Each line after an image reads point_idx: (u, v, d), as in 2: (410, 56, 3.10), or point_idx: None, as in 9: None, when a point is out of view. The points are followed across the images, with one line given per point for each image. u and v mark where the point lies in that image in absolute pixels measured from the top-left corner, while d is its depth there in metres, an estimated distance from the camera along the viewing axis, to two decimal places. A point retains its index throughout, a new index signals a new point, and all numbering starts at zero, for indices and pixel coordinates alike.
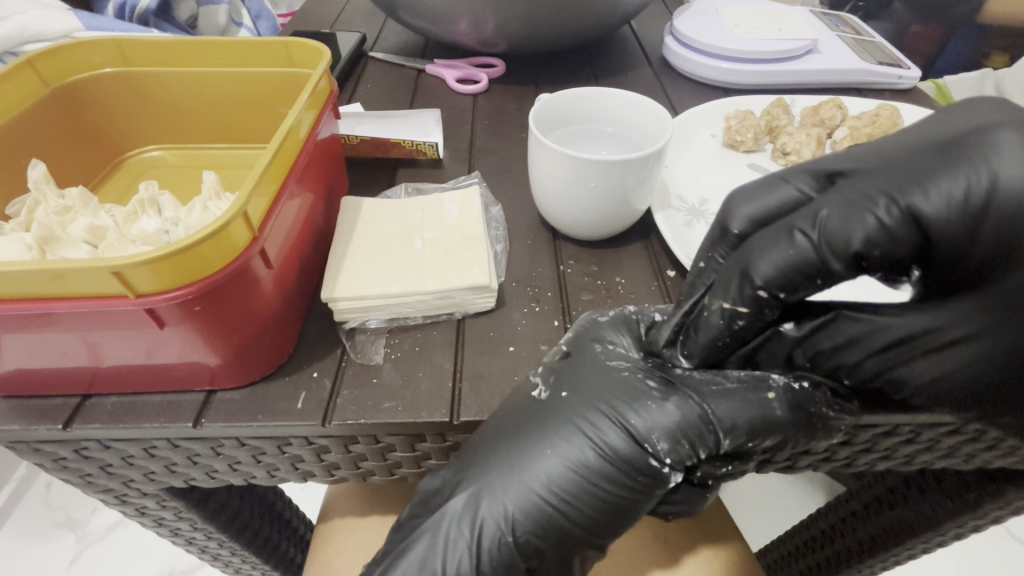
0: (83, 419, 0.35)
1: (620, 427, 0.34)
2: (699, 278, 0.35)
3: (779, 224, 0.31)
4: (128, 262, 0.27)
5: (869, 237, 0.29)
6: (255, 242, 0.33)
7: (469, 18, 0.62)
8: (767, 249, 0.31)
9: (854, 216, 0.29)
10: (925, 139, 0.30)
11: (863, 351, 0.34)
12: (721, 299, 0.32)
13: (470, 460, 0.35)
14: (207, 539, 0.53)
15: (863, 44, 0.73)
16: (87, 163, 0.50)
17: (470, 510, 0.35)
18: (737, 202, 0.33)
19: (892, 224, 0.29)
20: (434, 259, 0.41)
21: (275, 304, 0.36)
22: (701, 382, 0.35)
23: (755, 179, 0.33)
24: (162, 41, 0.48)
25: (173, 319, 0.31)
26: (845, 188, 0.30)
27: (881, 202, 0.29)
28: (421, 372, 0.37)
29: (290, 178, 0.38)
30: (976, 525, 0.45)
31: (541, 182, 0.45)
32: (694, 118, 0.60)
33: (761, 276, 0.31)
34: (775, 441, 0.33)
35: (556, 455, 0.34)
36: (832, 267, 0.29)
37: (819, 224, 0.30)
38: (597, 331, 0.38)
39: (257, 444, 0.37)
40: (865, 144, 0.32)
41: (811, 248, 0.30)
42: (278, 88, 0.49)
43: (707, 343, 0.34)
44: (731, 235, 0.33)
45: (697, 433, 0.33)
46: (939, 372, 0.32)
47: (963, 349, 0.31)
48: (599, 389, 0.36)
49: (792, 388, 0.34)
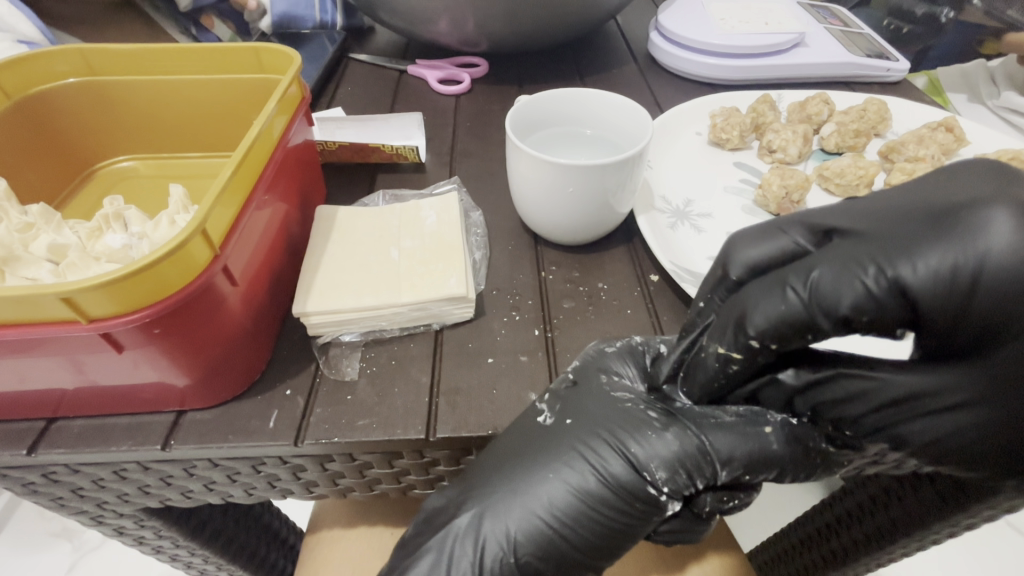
0: (48, 444, 0.34)
1: (621, 454, 0.33)
2: (698, 317, 0.33)
3: (773, 276, 0.28)
4: (80, 287, 0.26)
5: (858, 303, 0.26)
6: (217, 260, 0.32)
7: (449, 18, 0.61)
8: (760, 299, 0.28)
9: (845, 280, 0.26)
10: (917, 204, 0.26)
11: (864, 408, 0.29)
12: (717, 343, 0.30)
13: (475, 479, 0.34)
14: (191, 555, 0.52)
15: (851, 36, 0.72)
16: (55, 176, 0.49)
17: (473, 528, 0.33)
18: (737, 245, 0.30)
19: (880, 293, 0.25)
20: (409, 270, 0.40)
21: (245, 320, 0.35)
22: (701, 414, 0.33)
23: (757, 223, 0.31)
24: (127, 50, 0.46)
25: (132, 343, 0.30)
26: (839, 247, 0.27)
27: (870, 269, 0.26)
28: (396, 388, 0.36)
29: (257, 189, 0.37)
30: (971, 524, 0.43)
31: (520, 187, 0.44)
32: (679, 116, 0.59)
33: (754, 328, 0.28)
34: (773, 473, 0.33)
35: (558, 480, 0.33)
36: (822, 326, 0.27)
37: (811, 283, 0.27)
38: (602, 361, 0.36)
39: (230, 464, 0.36)
40: (860, 198, 0.29)
41: (802, 305, 0.27)
42: (249, 93, 0.48)
43: (704, 382, 0.32)
44: (729, 281, 0.30)
45: (695, 464, 0.32)
46: (938, 434, 0.28)
47: (965, 415, 0.27)
48: (603, 417, 0.34)
49: (790, 423, 0.33)
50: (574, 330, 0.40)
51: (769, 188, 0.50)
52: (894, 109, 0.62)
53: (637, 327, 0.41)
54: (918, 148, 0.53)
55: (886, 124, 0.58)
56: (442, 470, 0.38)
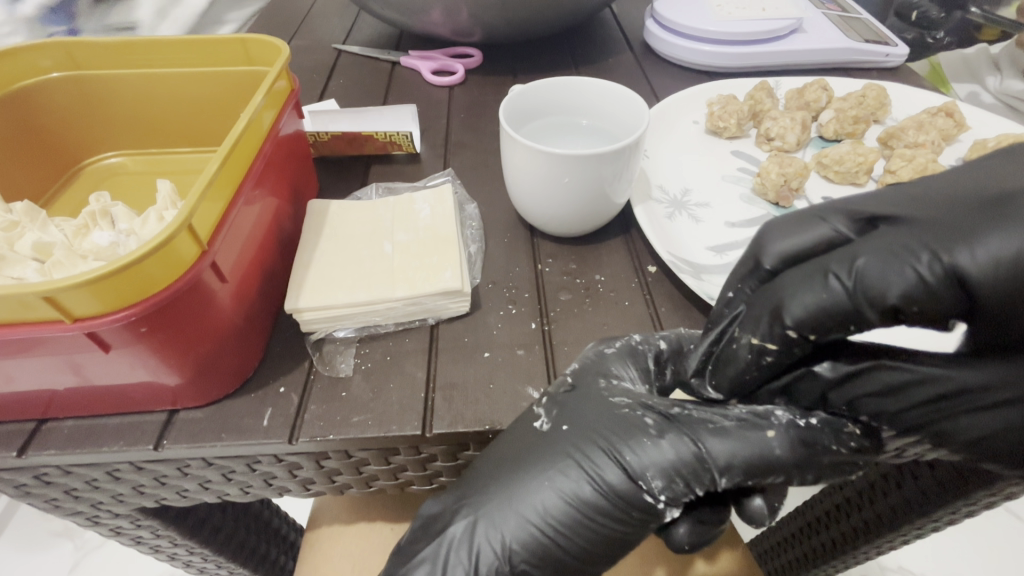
0: (38, 446, 0.33)
1: (616, 462, 0.32)
2: (726, 308, 0.32)
3: (813, 264, 0.28)
4: (62, 285, 0.26)
5: (907, 292, 0.25)
6: (205, 257, 0.31)
7: (441, 8, 0.60)
8: (798, 289, 0.27)
9: (894, 266, 0.25)
10: (972, 193, 0.26)
11: (902, 403, 0.29)
12: (751, 334, 0.29)
13: (472, 484, 0.34)
14: (190, 554, 0.52)
15: (849, 22, 0.71)
16: (40, 174, 0.48)
17: (468, 536, 0.33)
18: (771, 235, 0.29)
19: (934, 281, 0.25)
20: (402, 264, 0.39)
21: (235, 316, 0.34)
22: (699, 419, 0.32)
23: (792, 210, 0.30)
24: (111, 43, 0.46)
25: (120, 342, 0.29)
26: (884, 235, 0.27)
27: (923, 257, 0.25)
28: (391, 383, 0.36)
29: (245, 183, 0.36)
30: (971, 510, 0.43)
31: (514, 177, 0.43)
32: (676, 104, 0.58)
33: (790, 318, 0.27)
34: (779, 478, 0.30)
35: (552, 487, 0.32)
36: (867, 315, 0.26)
37: (856, 272, 0.26)
38: (601, 364, 0.35)
39: (224, 463, 0.35)
40: (903, 186, 0.28)
41: (846, 295, 0.26)
42: (236, 86, 0.47)
43: (734, 376, 0.31)
44: (763, 271, 0.30)
45: (692, 471, 0.30)
46: (983, 431, 0.28)
47: (1008, 413, 0.27)
48: (599, 422, 0.33)
49: (795, 425, 0.30)
50: (570, 322, 0.40)
51: (768, 175, 0.49)
52: (893, 95, 0.61)
53: (636, 320, 0.40)
54: (918, 133, 0.52)
55: (885, 110, 0.57)
56: (439, 465, 0.38)
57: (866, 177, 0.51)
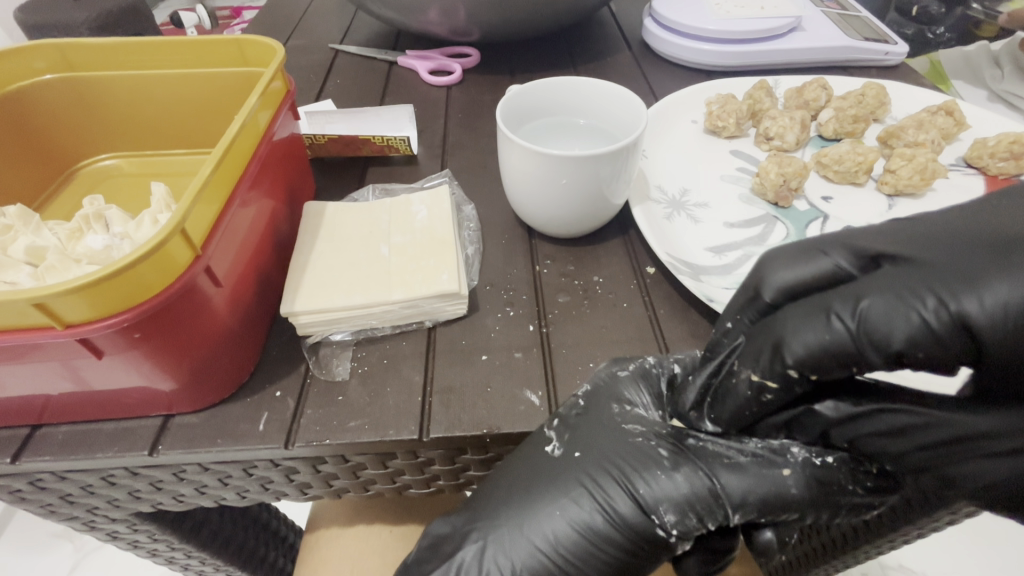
0: (32, 452, 0.33)
1: (628, 493, 0.32)
2: (725, 337, 0.32)
3: (815, 302, 0.28)
4: (49, 292, 0.25)
5: (912, 338, 0.25)
6: (199, 261, 0.31)
7: (439, 8, 0.60)
8: (799, 325, 0.27)
9: (897, 310, 0.25)
10: (978, 234, 0.26)
11: (907, 445, 0.28)
12: (751, 369, 0.29)
13: (484, 502, 0.34)
14: (187, 557, 0.52)
15: (849, 20, 0.70)
16: (34, 177, 0.48)
17: (479, 561, 0.33)
18: (771, 267, 0.29)
19: (938, 327, 0.24)
20: (400, 268, 0.39)
21: (231, 325, 0.34)
22: (713, 453, 0.32)
23: (793, 241, 0.30)
24: (104, 44, 0.45)
25: (113, 348, 0.29)
26: (888, 275, 0.26)
27: (929, 301, 0.25)
28: (388, 388, 0.36)
29: (241, 186, 0.36)
30: (974, 509, 0.42)
31: (512, 179, 0.43)
32: (674, 104, 0.58)
33: (792, 356, 0.27)
34: (791, 515, 0.31)
35: (563, 516, 0.32)
36: (869, 357, 0.26)
37: (859, 314, 0.26)
38: (614, 387, 0.35)
39: (221, 468, 0.35)
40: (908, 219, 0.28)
41: (848, 335, 0.26)
42: (231, 87, 0.46)
43: (733, 410, 0.31)
44: (762, 303, 0.30)
45: (706, 507, 0.31)
46: (988, 480, 0.26)
47: (1011, 464, 0.25)
48: (612, 451, 0.33)
49: (811, 463, 0.31)
50: (569, 325, 0.40)
51: (767, 175, 0.48)
52: (894, 94, 0.61)
53: (635, 321, 0.40)
54: (918, 132, 0.52)
55: (885, 109, 0.57)
56: (438, 470, 0.37)
57: (865, 177, 0.50)
